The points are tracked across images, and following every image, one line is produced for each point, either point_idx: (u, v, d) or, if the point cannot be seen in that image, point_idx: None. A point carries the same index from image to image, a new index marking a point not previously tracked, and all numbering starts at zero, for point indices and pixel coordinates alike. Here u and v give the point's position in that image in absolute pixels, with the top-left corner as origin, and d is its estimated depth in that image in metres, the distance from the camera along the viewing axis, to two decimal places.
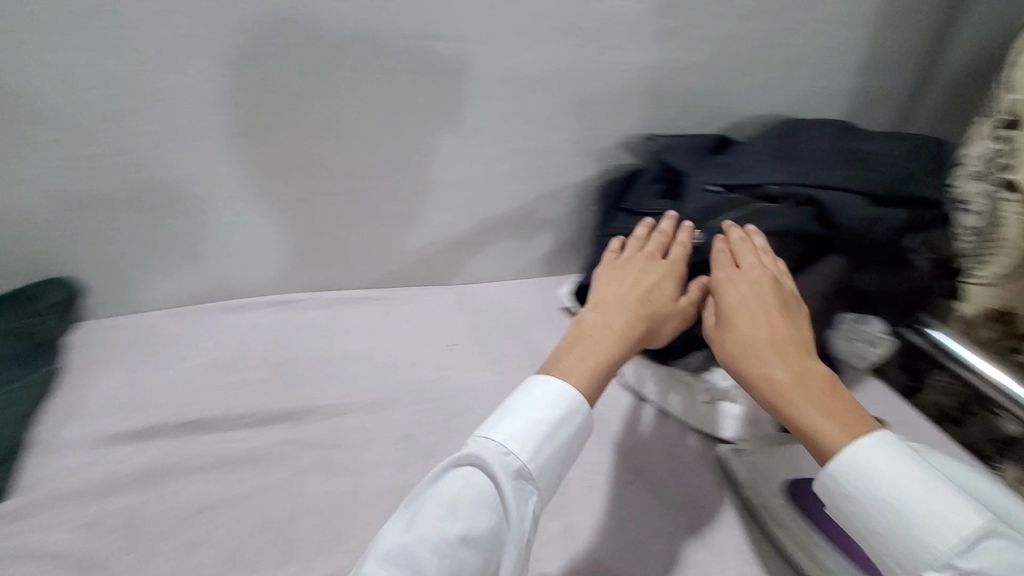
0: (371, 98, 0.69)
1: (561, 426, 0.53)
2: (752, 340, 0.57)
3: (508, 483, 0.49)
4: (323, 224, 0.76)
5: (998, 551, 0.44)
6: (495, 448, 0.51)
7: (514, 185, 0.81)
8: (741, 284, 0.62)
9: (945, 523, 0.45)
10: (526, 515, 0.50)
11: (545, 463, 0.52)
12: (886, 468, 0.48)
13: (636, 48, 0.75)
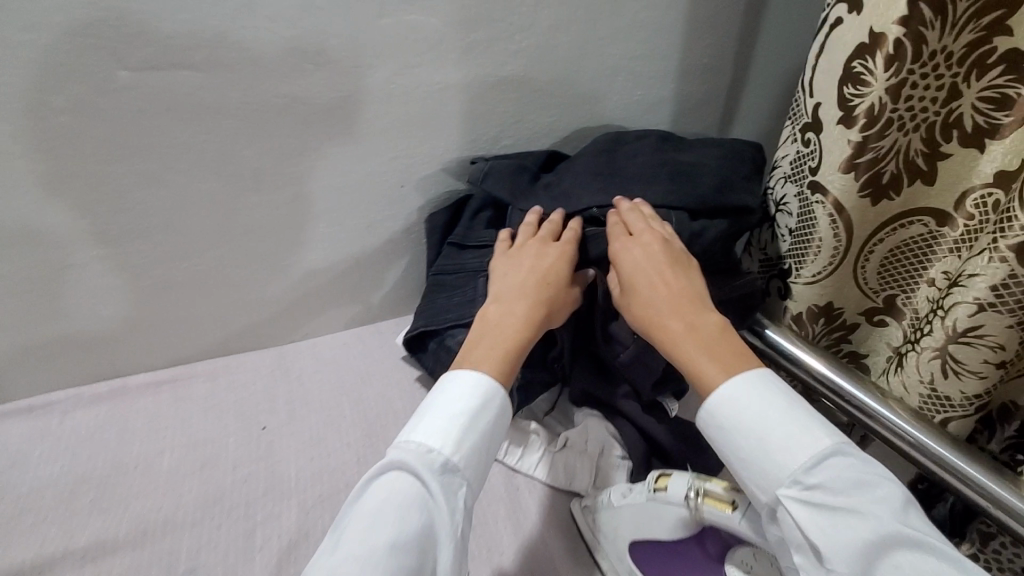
0: (107, 148, 0.58)
1: (480, 415, 0.51)
2: (650, 303, 0.57)
3: (434, 479, 0.46)
4: (77, 300, 0.64)
5: (844, 470, 0.46)
6: (419, 445, 0.48)
7: (339, 222, 0.73)
8: (625, 250, 0.59)
9: (795, 445, 0.48)
10: (459, 508, 0.47)
11: (472, 454, 0.49)
12: (746, 400, 0.50)
13: (439, 64, 0.67)
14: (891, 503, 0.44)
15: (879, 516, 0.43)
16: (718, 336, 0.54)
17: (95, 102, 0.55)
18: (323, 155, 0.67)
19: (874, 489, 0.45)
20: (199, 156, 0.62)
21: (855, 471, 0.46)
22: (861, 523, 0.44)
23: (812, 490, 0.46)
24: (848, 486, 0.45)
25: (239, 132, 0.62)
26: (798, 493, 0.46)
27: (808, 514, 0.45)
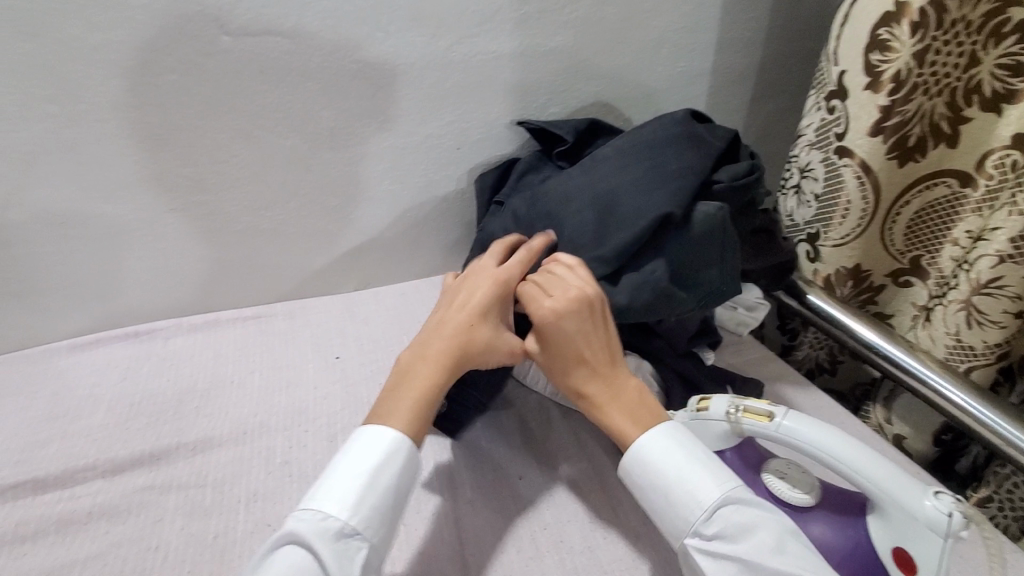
0: (207, 105, 0.66)
1: (382, 472, 0.50)
2: (582, 373, 0.57)
3: (327, 548, 0.45)
4: (173, 243, 0.73)
5: (733, 515, 0.48)
6: (315, 514, 0.47)
7: (406, 182, 0.81)
8: (545, 328, 0.57)
9: (692, 496, 0.50)
10: (351, 573, 0.45)
11: (372, 515, 0.48)
12: (656, 458, 0.52)
13: (494, 35, 0.74)
14: (771, 544, 0.47)
15: (763, 557, 0.46)
16: (636, 402, 0.56)
17: (213, 68, 0.64)
18: (391, 116, 0.75)
19: (760, 532, 0.47)
20: (284, 115, 0.70)
21: (744, 515, 0.48)
22: (749, 567, 0.46)
23: (710, 540, 0.48)
24: (739, 533, 0.47)
25: (327, 96, 0.70)
26: (700, 544, 0.49)
27: (709, 564, 0.48)
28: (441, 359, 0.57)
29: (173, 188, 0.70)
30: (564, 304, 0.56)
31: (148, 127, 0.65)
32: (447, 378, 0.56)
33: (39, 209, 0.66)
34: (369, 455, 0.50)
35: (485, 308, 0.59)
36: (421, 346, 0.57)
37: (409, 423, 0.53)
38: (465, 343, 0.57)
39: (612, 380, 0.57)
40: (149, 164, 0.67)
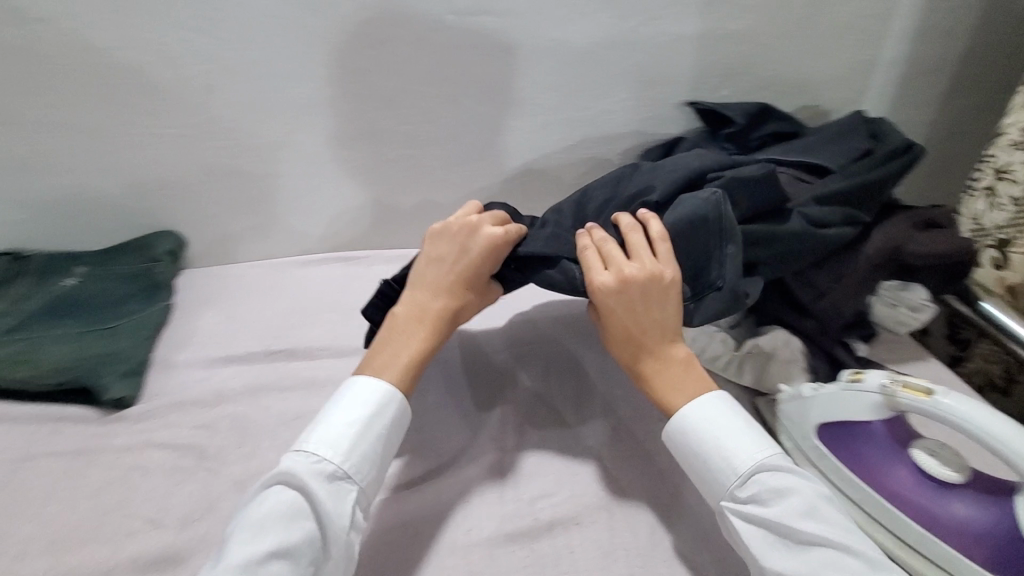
0: (428, 74, 0.79)
1: (374, 420, 0.57)
2: (635, 339, 0.61)
3: (321, 487, 0.52)
4: (384, 189, 0.88)
5: (767, 480, 0.54)
6: (310, 457, 0.54)
7: (576, 152, 0.90)
8: (600, 293, 0.61)
9: (727, 461, 0.55)
10: (343, 511, 0.53)
11: (363, 459, 0.55)
12: (693, 426, 0.57)
13: (679, 17, 0.79)
14: (800, 507, 0.52)
15: (791, 519, 0.51)
16: (682, 375, 0.60)
17: (438, 42, 0.77)
18: (573, 90, 0.84)
19: (794, 496, 0.52)
20: (486, 84, 0.82)
21: (774, 481, 0.53)
22: (778, 526, 0.51)
23: (743, 502, 0.54)
24: (771, 496, 0.53)
25: (522, 69, 0.81)
26: (734, 505, 0.54)
27: (740, 523, 0.53)
28: (437, 322, 0.63)
29: (387, 142, 0.84)
30: (627, 276, 0.60)
31: (383, 90, 0.79)
32: (435, 337, 0.63)
33: (297, 150, 0.82)
34: (361, 406, 0.57)
35: (472, 275, 0.65)
36: (416, 308, 0.64)
37: (400, 375, 0.60)
38: (457, 305, 0.64)
39: (660, 353, 0.60)
40: (375, 123, 0.82)
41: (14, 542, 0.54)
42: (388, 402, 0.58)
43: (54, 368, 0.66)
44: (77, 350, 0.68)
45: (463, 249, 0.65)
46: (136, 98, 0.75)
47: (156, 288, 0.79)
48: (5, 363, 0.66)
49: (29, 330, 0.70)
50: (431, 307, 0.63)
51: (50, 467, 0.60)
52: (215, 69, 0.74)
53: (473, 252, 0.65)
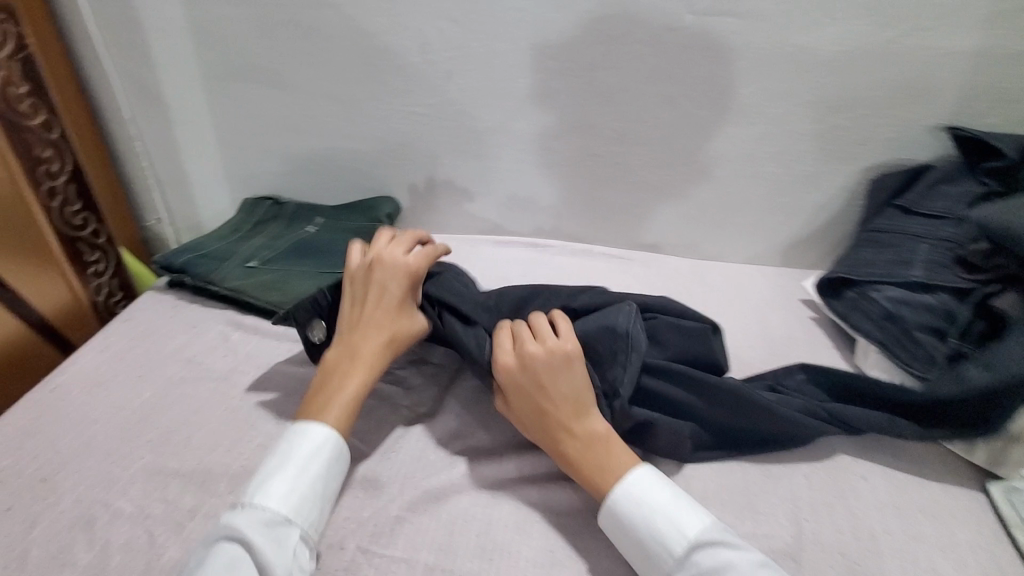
0: (653, 72, 0.79)
1: (313, 458, 0.52)
2: (555, 421, 0.54)
3: (258, 533, 0.46)
4: (583, 183, 0.90)
5: (703, 560, 0.46)
6: (250, 509, 0.48)
7: (790, 168, 0.84)
8: (525, 374, 0.56)
9: (662, 545, 0.48)
10: (288, 553, 0.47)
11: (305, 502, 0.50)
12: (631, 505, 0.50)
13: (951, 31, 0.72)
14: None
15: None
16: (606, 453, 0.53)
17: (674, 42, 0.77)
18: (805, 101, 0.79)
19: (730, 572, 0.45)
20: (707, 90, 0.80)
21: (698, 562, 0.46)
22: None
23: None
24: None
25: (756, 74, 0.78)
26: None
27: None
28: (370, 359, 0.59)
29: (596, 135, 0.85)
30: (539, 356, 0.56)
31: (605, 86, 0.81)
32: (375, 369, 0.58)
33: (513, 136, 0.87)
34: (301, 449, 0.52)
35: (403, 306, 0.62)
36: (349, 349, 0.59)
37: (343, 413, 0.55)
38: (392, 341, 0.60)
39: (579, 432, 0.54)
40: (592, 116, 0.84)
41: (254, 438, 0.60)
42: (324, 438, 0.52)
43: (299, 296, 0.77)
44: (318, 287, 0.79)
45: (385, 285, 0.62)
46: (390, 77, 0.85)
47: None
48: (263, 288, 0.78)
49: (282, 264, 0.84)
50: (366, 343, 0.59)
51: (281, 377, 0.68)
52: (459, 57, 0.82)
53: (394, 283, 0.63)
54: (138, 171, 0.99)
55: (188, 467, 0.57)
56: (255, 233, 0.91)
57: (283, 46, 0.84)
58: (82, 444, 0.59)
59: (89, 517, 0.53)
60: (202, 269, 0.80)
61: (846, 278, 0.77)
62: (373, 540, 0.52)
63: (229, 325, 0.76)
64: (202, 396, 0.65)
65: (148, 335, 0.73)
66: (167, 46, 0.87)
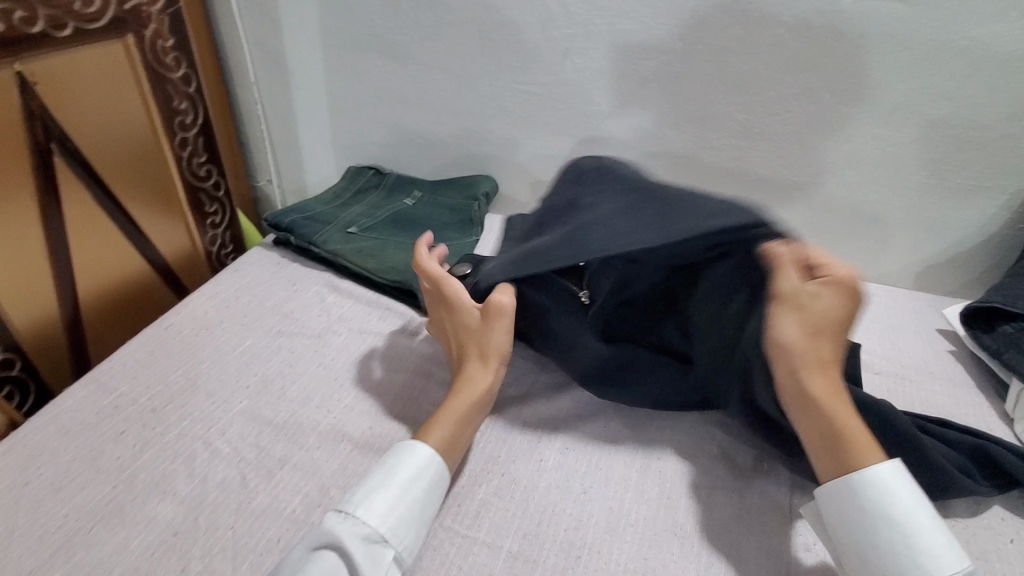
0: (793, 60, 0.72)
1: (415, 478, 0.48)
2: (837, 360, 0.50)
3: (359, 551, 0.44)
4: (695, 179, 0.85)
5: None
6: (350, 517, 0.45)
7: (941, 179, 0.75)
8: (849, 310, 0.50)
9: (941, 548, 0.42)
10: None
11: (402, 523, 0.46)
12: (910, 496, 0.45)
13: None
14: None
15: None
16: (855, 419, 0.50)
17: (820, 28, 0.69)
18: (973, 103, 0.69)
19: None
20: (851, 83, 0.71)
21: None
22: None
23: None
24: None
25: (912, 70, 0.69)
26: None
27: None
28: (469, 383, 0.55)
29: (715, 127, 0.79)
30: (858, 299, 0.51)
31: (736, 73, 0.75)
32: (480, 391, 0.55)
33: (626, 122, 0.83)
34: (401, 469, 0.49)
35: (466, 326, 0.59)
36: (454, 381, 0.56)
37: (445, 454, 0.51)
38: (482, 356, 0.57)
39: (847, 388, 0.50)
40: (714, 106, 0.78)
41: (343, 398, 0.60)
42: (425, 460, 0.49)
43: (392, 266, 0.76)
44: (413, 258, 0.79)
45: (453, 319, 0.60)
46: (504, 52, 0.83)
47: (468, 223, 0.88)
48: (361, 254, 0.78)
49: (380, 232, 0.84)
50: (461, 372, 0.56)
51: (372, 342, 0.68)
52: (580, 34, 0.78)
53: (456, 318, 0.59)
54: (256, 132, 1.04)
55: (281, 417, 0.58)
56: (355, 201, 0.92)
57: (405, 16, 0.84)
58: (189, 381, 0.62)
59: (191, 451, 0.55)
60: (308, 231, 0.81)
61: (1002, 309, 0.66)
62: (456, 519, 0.50)
63: (326, 287, 0.77)
64: (298, 350, 0.66)
65: (253, 287, 0.76)
66: (296, 11, 0.89)
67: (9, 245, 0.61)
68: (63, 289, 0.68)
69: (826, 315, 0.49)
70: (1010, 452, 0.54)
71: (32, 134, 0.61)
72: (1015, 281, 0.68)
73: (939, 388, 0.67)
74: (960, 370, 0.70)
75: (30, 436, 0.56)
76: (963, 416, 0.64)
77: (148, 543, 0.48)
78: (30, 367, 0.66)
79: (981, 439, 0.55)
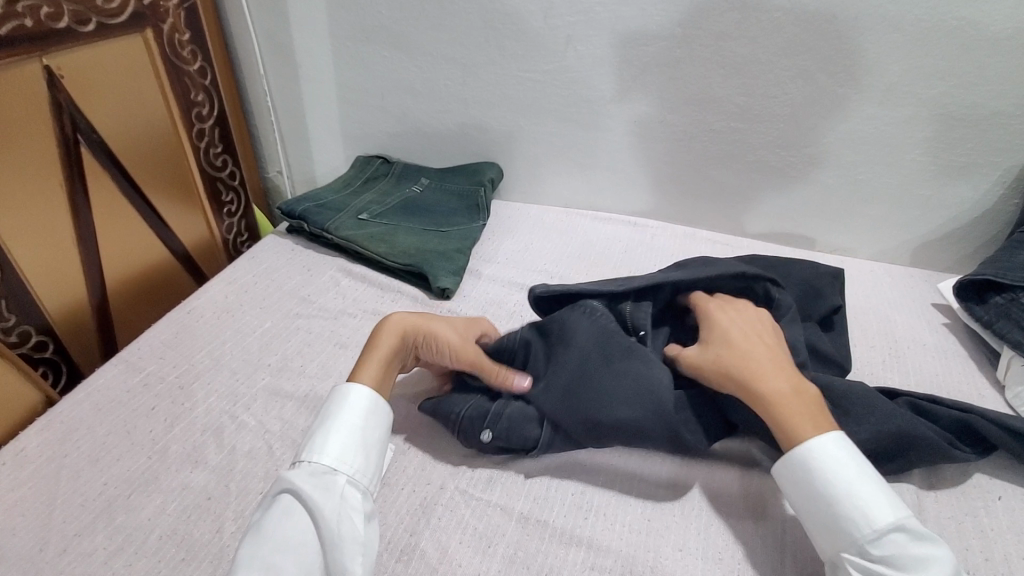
0: (789, 43, 0.74)
1: (355, 414, 0.50)
2: (746, 351, 0.53)
3: (304, 483, 0.45)
4: (694, 162, 0.87)
5: (905, 546, 0.43)
6: (302, 464, 0.47)
7: (935, 157, 0.77)
8: (750, 321, 0.56)
9: (862, 510, 0.45)
10: (336, 498, 0.45)
11: (346, 450, 0.48)
12: (827, 462, 0.47)
13: None
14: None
15: None
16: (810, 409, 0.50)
17: (815, 11, 0.71)
18: (965, 82, 0.71)
19: (935, 566, 0.42)
20: (847, 64, 0.73)
21: (888, 549, 0.43)
22: None
23: (874, 558, 0.44)
24: (913, 562, 0.43)
25: (905, 50, 0.71)
26: (861, 556, 0.44)
27: None
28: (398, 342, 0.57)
29: (714, 110, 0.82)
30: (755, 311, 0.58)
31: (734, 56, 0.77)
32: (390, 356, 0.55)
33: (627, 108, 0.85)
34: (344, 412, 0.50)
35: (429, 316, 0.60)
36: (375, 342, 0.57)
37: (377, 372, 0.54)
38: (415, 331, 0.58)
39: (782, 372, 0.51)
40: (713, 89, 0.80)
41: None
42: (357, 398, 0.51)
43: (403, 251, 0.79)
44: (422, 243, 0.81)
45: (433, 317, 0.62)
46: (508, 41, 0.85)
47: (476, 209, 0.90)
48: (373, 239, 0.81)
49: (390, 219, 0.87)
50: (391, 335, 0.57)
51: None
52: (581, 22, 0.80)
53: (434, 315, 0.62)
54: (266, 124, 1.06)
55: (301, 392, 0.61)
56: (365, 190, 0.95)
57: (410, 6, 0.87)
58: (213, 361, 0.65)
59: (219, 425, 0.58)
60: (321, 218, 0.84)
61: (994, 281, 0.69)
62: (471, 485, 0.53)
63: (339, 271, 0.80)
64: (315, 331, 0.69)
65: (269, 273, 0.79)
66: (304, 4, 0.91)
67: (38, 233, 0.64)
68: (91, 275, 0.71)
69: (731, 324, 0.56)
70: (1002, 429, 0.55)
71: (60, 125, 0.64)
72: (1007, 254, 0.70)
73: (932, 359, 0.70)
74: (954, 342, 0.72)
75: (66, 412, 0.59)
76: (955, 385, 0.66)
77: (181, 507, 0.51)
78: (61, 349, 0.69)
79: (971, 413, 0.56)
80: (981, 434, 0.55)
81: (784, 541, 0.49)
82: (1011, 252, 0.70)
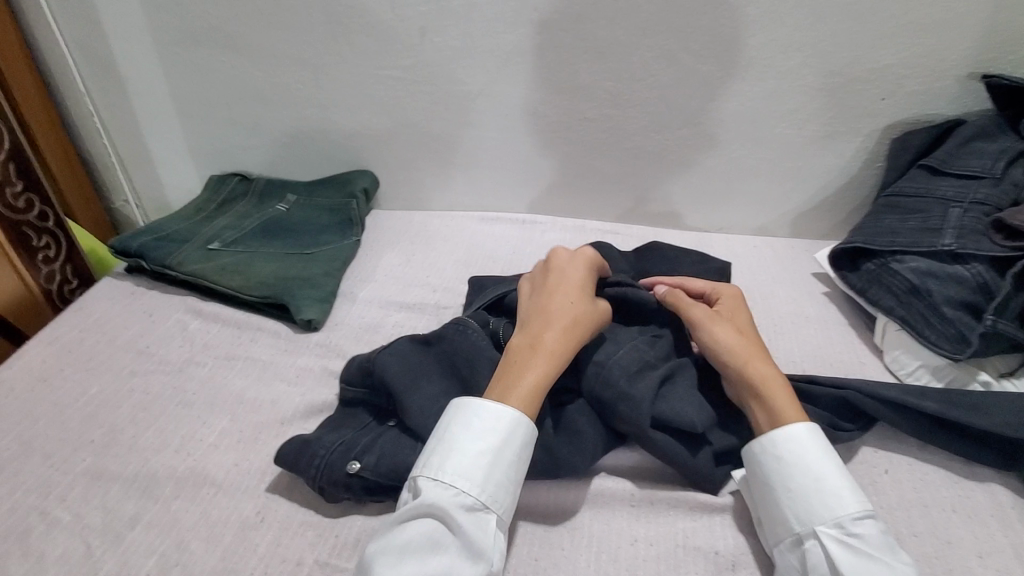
0: (648, 22, 0.71)
1: (507, 446, 0.45)
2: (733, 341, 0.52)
3: (461, 522, 0.42)
4: (572, 152, 0.83)
5: (879, 532, 0.43)
6: (448, 486, 0.43)
7: (800, 129, 0.77)
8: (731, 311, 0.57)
9: (845, 491, 0.44)
10: (488, 542, 0.42)
11: (501, 487, 0.44)
12: (816, 443, 0.47)
13: None
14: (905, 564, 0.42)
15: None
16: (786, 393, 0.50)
17: None
18: (818, 53, 0.71)
19: (901, 554, 0.42)
20: (708, 41, 0.71)
21: (865, 529, 0.43)
22: None
23: (851, 535, 0.43)
24: (884, 546, 0.42)
25: (759, 24, 0.70)
26: (838, 532, 0.43)
27: (842, 557, 0.42)
28: (555, 354, 0.49)
29: (584, 98, 0.78)
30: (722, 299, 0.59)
31: (595, 39, 0.73)
32: (556, 361, 0.49)
33: (496, 101, 0.80)
34: (490, 431, 0.45)
35: (564, 308, 0.53)
36: (518, 351, 0.50)
37: (531, 397, 0.47)
38: (575, 334, 0.51)
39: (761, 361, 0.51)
40: (581, 75, 0.76)
41: (205, 436, 0.55)
42: (516, 425, 0.45)
43: (259, 282, 0.70)
44: (283, 269, 0.73)
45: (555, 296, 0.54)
46: (357, 36, 0.77)
47: (347, 224, 0.82)
48: (223, 272, 0.71)
49: (246, 246, 0.77)
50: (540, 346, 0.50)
51: (241, 369, 0.62)
52: (433, 11, 0.74)
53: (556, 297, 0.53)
54: (98, 149, 0.92)
55: (132, 469, 0.52)
56: (219, 214, 0.84)
57: (241, 4, 0.76)
58: (23, 445, 0.54)
59: (27, 526, 0.48)
60: (160, 254, 0.73)
61: (863, 248, 0.70)
62: (334, 553, 0.46)
63: (188, 313, 0.70)
64: (155, 389, 0.60)
65: (101, 325, 0.68)
66: (117, 9, 0.79)
67: None
68: None
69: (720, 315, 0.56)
70: (877, 401, 0.55)
71: None
72: (872, 219, 0.72)
73: (814, 331, 0.70)
74: (833, 310, 0.73)
75: None
76: (836, 355, 0.67)
77: None
78: None
79: (846, 390, 0.55)
80: (857, 409, 0.55)
81: (678, 558, 0.46)
82: (875, 218, 0.72)
